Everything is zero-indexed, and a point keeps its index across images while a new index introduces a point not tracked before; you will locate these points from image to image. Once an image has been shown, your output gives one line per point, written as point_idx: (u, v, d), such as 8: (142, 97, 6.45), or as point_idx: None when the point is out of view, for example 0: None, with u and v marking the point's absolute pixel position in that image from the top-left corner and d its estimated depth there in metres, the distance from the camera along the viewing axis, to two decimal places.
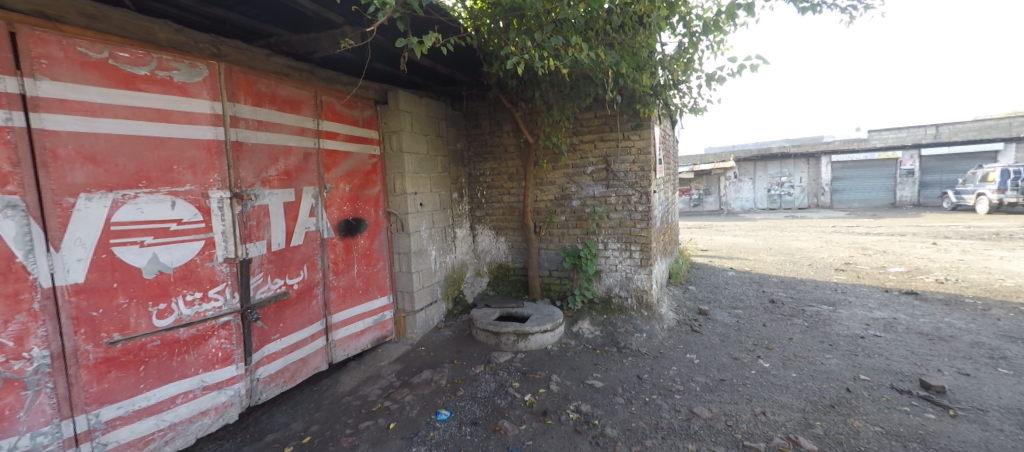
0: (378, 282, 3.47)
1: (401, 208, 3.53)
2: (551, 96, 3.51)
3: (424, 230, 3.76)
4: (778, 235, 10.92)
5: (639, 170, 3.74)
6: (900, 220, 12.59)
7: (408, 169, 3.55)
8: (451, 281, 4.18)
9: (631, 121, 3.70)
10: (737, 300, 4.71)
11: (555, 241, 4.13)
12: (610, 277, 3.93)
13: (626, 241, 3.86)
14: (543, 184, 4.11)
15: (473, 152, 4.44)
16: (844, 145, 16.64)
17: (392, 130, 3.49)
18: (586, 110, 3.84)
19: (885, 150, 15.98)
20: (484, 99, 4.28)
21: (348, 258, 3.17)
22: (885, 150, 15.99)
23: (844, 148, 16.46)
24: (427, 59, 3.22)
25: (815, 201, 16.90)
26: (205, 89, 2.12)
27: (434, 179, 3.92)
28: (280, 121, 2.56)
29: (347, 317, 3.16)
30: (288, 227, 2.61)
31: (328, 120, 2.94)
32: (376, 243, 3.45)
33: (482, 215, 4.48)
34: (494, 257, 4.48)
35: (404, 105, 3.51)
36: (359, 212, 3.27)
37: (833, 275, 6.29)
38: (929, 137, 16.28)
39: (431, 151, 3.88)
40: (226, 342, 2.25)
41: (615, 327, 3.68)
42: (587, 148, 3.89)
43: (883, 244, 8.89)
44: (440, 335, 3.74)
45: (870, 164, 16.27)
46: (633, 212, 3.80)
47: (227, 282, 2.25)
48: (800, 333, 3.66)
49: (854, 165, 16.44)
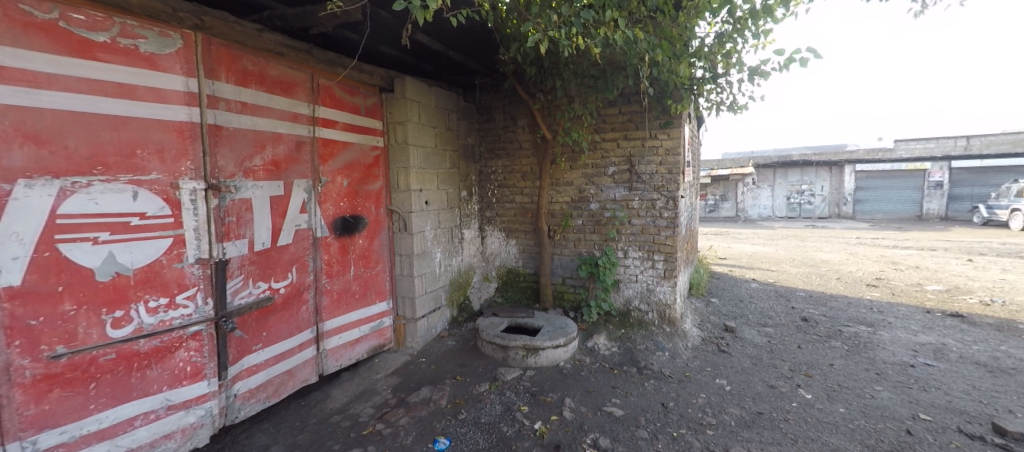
0: (377, 286, 3.18)
1: (404, 206, 3.24)
2: (572, 87, 3.18)
3: (429, 231, 3.46)
4: (800, 245, 10.44)
5: (666, 172, 3.39)
6: (928, 235, 11.99)
7: (414, 164, 3.25)
8: (457, 286, 3.87)
9: (660, 118, 3.35)
10: (765, 317, 4.32)
11: (570, 247, 3.81)
12: (629, 289, 3.60)
13: (648, 250, 3.51)
14: (559, 184, 3.78)
15: (485, 148, 4.12)
16: (869, 155, 16.01)
17: (398, 120, 3.19)
18: (611, 105, 3.51)
19: (913, 161, 15.34)
20: (498, 91, 3.96)
21: (344, 260, 2.88)
22: (914, 161, 15.36)
23: (868, 158, 15.85)
24: (438, 44, 2.92)
25: (836, 211, 16.36)
26: (178, 62, 1.83)
27: (442, 176, 3.62)
28: (269, 105, 2.26)
29: (341, 325, 2.89)
30: (274, 224, 2.33)
31: (326, 107, 2.65)
32: (376, 244, 3.16)
33: (493, 215, 4.17)
34: (504, 261, 4.17)
35: (412, 94, 3.21)
36: (358, 209, 2.99)
37: (865, 292, 5.86)
38: (959, 150, 15.84)
39: (439, 145, 3.58)
40: (196, 355, 1.97)
41: (635, 344, 3.34)
42: (609, 147, 3.55)
43: (914, 259, 8.37)
44: (442, 346, 3.43)
45: (898, 177, 15.68)
46: (657, 218, 3.46)
47: (199, 287, 1.96)
48: (841, 358, 3.27)
49: (881, 175, 15.81)
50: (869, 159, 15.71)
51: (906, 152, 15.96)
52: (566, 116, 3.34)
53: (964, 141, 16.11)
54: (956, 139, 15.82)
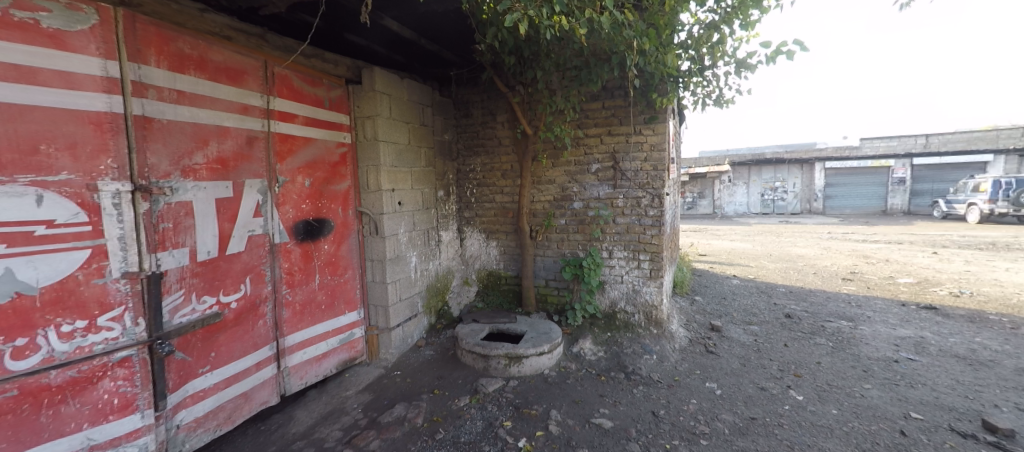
0: (345, 294, 2.93)
1: (374, 207, 2.99)
2: (554, 79, 2.99)
3: (403, 234, 3.22)
4: (776, 241, 10.64)
5: (651, 168, 3.26)
6: (892, 227, 12.45)
7: (385, 161, 3.00)
8: (435, 292, 3.65)
9: (644, 112, 3.22)
10: (750, 314, 4.27)
11: (553, 248, 3.65)
12: (615, 290, 3.46)
13: (634, 249, 3.38)
14: (541, 182, 3.61)
15: (462, 145, 3.91)
16: (837, 153, 16.54)
17: (367, 114, 2.94)
18: (593, 99, 3.36)
19: (878, 158, 15.94)
20: (476, 85, 3.75)
21: (307, 268, 2.62)
22: (879, 158, 15.97)
23: (836, 156, 16.40)
24: (410, 32, 2.70)
25: (808, 207, 16.93)
26: (93, 40, 1.54)
27: (416, 175, 3.39)
28: (213, 95, 1.97)
29: (304, 338, 2.63)
30: (222, 230, 2.06)
31: (282, 98, 2.38)
32: (343, 249, 2.91)
33: (472, 215, 3.97)
34: (484, 263, 3.97)
35: (382, 86, 2.96)
36: (323, 211, 2.72)
37: (842, 286, 5.94)
38: (919, 147, 16.58)
39: (413, 142, 3.34)
40: (125, 385, 1.69)
41: (621, 347, 3.21)
42: (592, 143, 3.40)
43: (884, 253, 8.63)
44: (419, 356, 3.20)
45: (863, 172, 16.28)
46: (642, 216, 3.33)
47: (127, 306, 1.68)
48: (828, 356, 3.23)
49: (849, 173, 16.40)
50: (838, 157, 16.21)
51: (870, 149, 16.61)
52: (549, 115, 3.15)
53: (922, 136, 16.86)
54: (915, 137, 16.51)
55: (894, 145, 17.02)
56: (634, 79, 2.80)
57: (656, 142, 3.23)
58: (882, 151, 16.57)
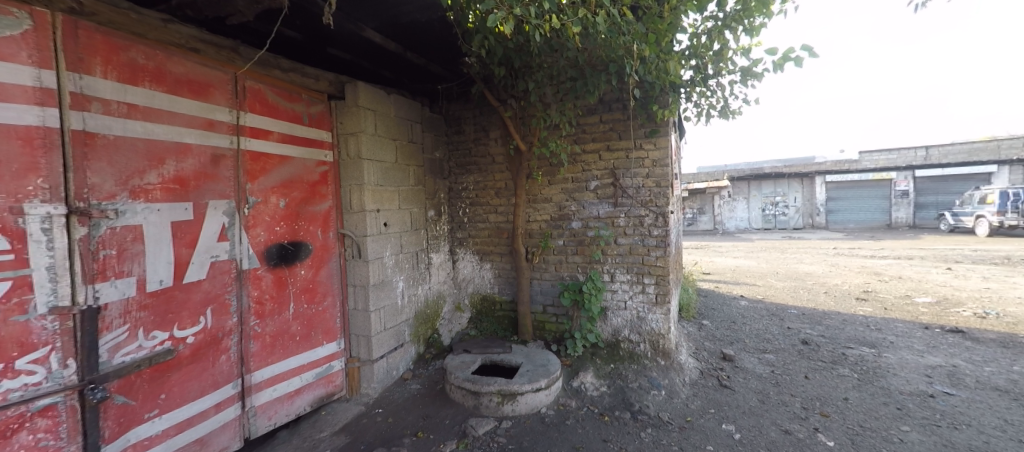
0: (324, 324, 2.71)
1: (358, 229, 2.80)
2: (549, 91, 2.82)
3: (389, 257, 3.02)
4: (780, 257, 10.31)
5: (653, 185, 3.06)
6: (902, 243, 12.08)
7: (369, 180, 2.83)
8: (424, 319, 3.42)
9: (644, 127, 3.05)
10: (763, 341, 3.97)
11: (551, 270, 3.42)
12: (617, 317, 3.22)
13: (638, 273, 3.15)
14: (536, 201, 3.41)
15: (454, 163, 3.75)
16: (840, 169, 16.30)
17: (351, 131, 2.79)
18: (590, 113, 3.20)
19: (880, 171, 15.64)
20: (467, 101, 3.64)
21: (279, 296, 2.40)
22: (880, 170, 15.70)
23: (840, 172, 16.15)
24: (395, 44, 2.57)
25: (810, 221, 16.56)
26: (25, 48, 1.36)
27: (404, 195, 3.21)
28: (172, 109, 1.80)
29: (275, 374, 2.39)
30: (178, 256, 1.86)
31: (254, 113, 2.21)
32: (323, 274, 2.70)
33: (464, 236, 3.77)
34: (477, 287, 3.75)
35: (367, 102, 2.82)
36: (300, 233, 2.53)
37: (856, 307, 5.61)
38: (918, 158, 16.32)
39: (401, 160, 3.18)
40: (47, 438, 1.47)
41: (625, 381, 2.94)
42: (590, 159, 3.22)
43: (895, 270, 8.28)
44: (404, 391, 2.94)
45: (868, 187, 15.97)
46: (646, 236, 3.11)
47: (54, 346, 1.47)
48: (855, 391, 2.93)
49: (850, 185, 16.13)
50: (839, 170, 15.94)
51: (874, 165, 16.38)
52: (543, 130, 2.98)
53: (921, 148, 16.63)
54: (915, 149, 16.17)
55: (894, 157, 16.77)
56: (635, 91, 2.65)
57: (659, 157, 3.04)
58: (882, 163, 16.34)
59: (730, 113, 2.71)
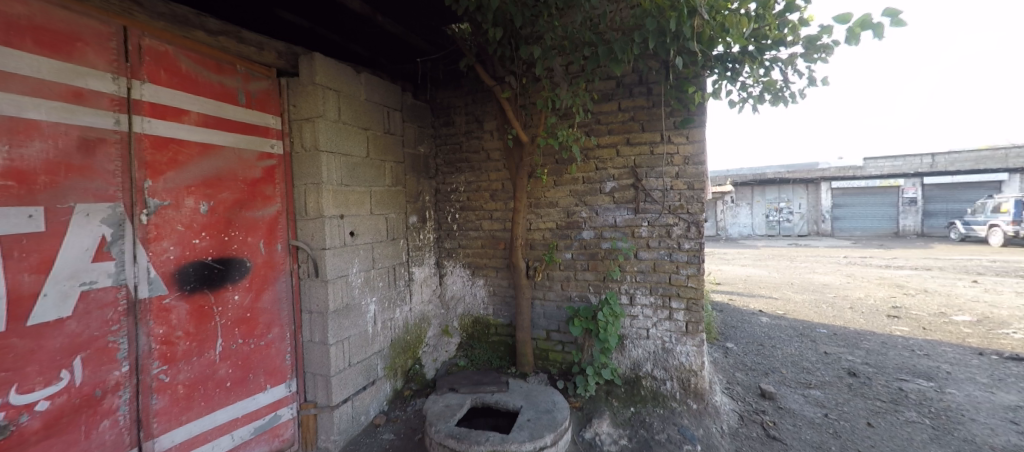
0: (267, 363, 2.10)
1: (314, 241, 2.20)
2: (559, 66, 2.24)
3: (356, 275, 2.42)
4: (791, 266, 9.73)
5: (683, 186, 2.49)
6: (915, 252, 11.50)
7: (329, 178, 2.23)
8: (403, 347, 2.82)
9: (676, 115, 2.47)
10: (804, 371, 3.38)
11: (556, 288, 2.86)
12: (638, 348, 2.64)
13: (663, 294, 2.57)
14: (540, 205, 2.84)
15: (443, 160, 3.18)
16: (844, 172, 15.78)
17: (306, 115, 2.19)
18: (605, 99, 2.63)
19: (886, 178, 15.06)
20: (457, 87, 3.07)
21: (199, 332, 1.80)
22: (887, 178, 15.06)
23: (842, 175, 15.50)
24: (361, 4, 1.98)
25: (816, 228, 16.00)
26: None
27: (379, 198, 2.62)
28: (3, 68, 1.21)
29: (191, 436, 1.78)
30: (16, 287, 1.26)
31: (158, 84, 1.62)
32: (266, 299, 2.10)
33: (454, 246, 3.20)
34: (468, 308, 3.18)
35: (328, 80, 2.23)
36: (231, 247, 1.93)
37: (890, 326, 5.04)
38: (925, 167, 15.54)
39: (375, 154, 2.59)
40: None
41: (651, 432, 2.33)
42: (606, 155, 2.65)
43: (918, 282, 7.70)
44: (374, 443, 2.33)
45: (873, 193, 15.34)
46: (673, 250, 2.54)
47: None
48: (937, 446, 2.35)
49: (857, 193, 15.54)
50: (845, 177, 15.38)
51: (878, 168, 15.83)
52: (553, 119, 2.38)
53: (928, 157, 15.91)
54: (921, 156, 15.63)
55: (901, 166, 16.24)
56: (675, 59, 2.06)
57: (693, 154, 2.45)
58: (888, 169, 15.79)
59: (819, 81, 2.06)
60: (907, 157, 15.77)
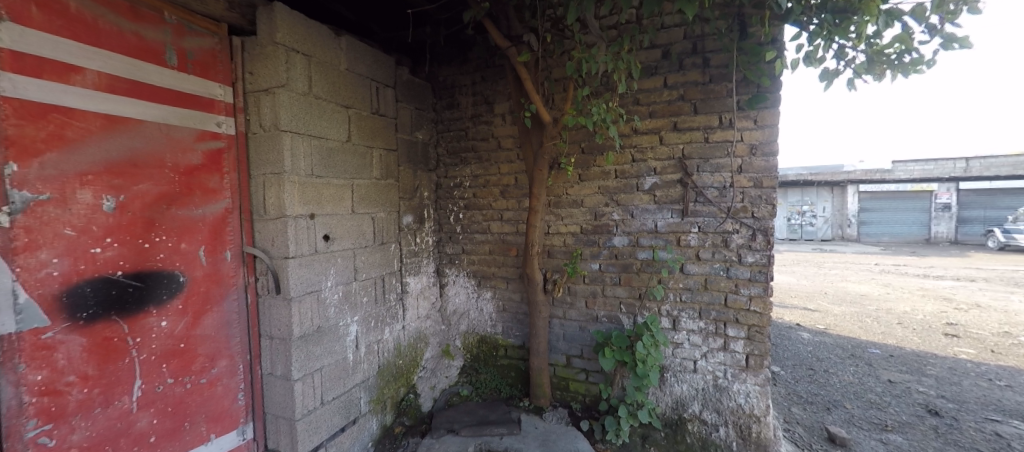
0: (210, 407, 1.62)
1: (275, 247, 1.72)
2: (595, 22, 1.70)
3: (332, 290, 1.92)
4: (819, 275, 9.00)
5: (747, 184, 1.95)
6: (955, 261, 10.64)
7: (295, 167, 1.73)
8: (393, 375, 2.32)
9: (746, 92, 1.91)
10: (872, 407, 2.84)
11: (579, 306, 2.36)
12: (681, 385, 2.12)
13: (715, 318, 2.05)
14: (561, 205, 2.34)
15: (444, 149, 2.67)
16: (868, 174, 14.87)
17: (265, 85, 1.69)
18: (649, 74, 2.10)
19: (921, 181, 14.16)
20: (464, 62, 2.56)
21: (104, 375, 1.32)
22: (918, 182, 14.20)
23: (865, 177, 14.65)
24: None
25: (840, 233, 15.08)
26: None
27: (364, 193, 2.12)
28: None
29: None
30: None
31: (26, 26, 1.12)
32: (208, 324, 1.60)
33: (457, 252, 2.70)
34: (473, 325, 2.69)
35: (295, 40, 1.72)
36: (155, 258, 1.44)
37: (953, 348, 4.42)
38: (958, 171, 14.59)
39: (360, 138, 2.09)
40: None
41: None
42: (646, 143, 2.13)
43: (966, 296, 6.97)
44: None
45: (902, 196, 14.48)
46: (731, 264, 2.01)
47: None
48: None
49: (886, 196, 14.64)
50: (871, 181, 14.52)
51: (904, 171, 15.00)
52: (585, 91, 1.84)
53: (960, 162, 14.81)
54: (954, 160, 14.71)
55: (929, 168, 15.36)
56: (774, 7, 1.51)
57: (763, 141, 1.90)
58: (918, 174, 14.93)
59: (958, 42, 1.50)
60: (937, 161, 14.88)
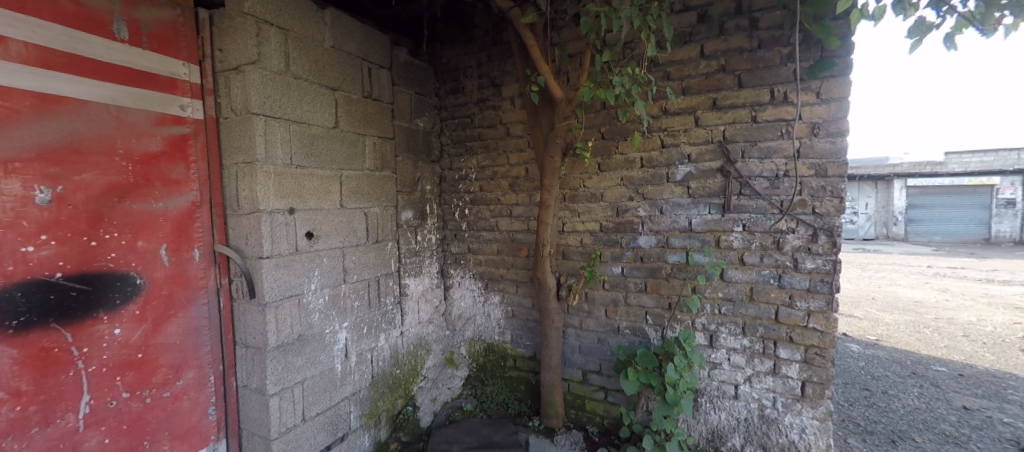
0: (175, 423, 1.45)
1: (249, 246, 1.52)
2: None
3: (316, 294, 1.72)
4: (862, 277, 8.02)
5: (806, 172, 1.58)
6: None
7: (270, 155, 1.53)
8: (388, 386, 2.11)
9: (807, 57, 1.54)
10: (950, 442, 2.26)
11: (599, 315, 2.06)
12: (718, 412, 1.79)
13: (762, 335, 1.70)
14: (577, 200, 2.05)
15: (449, 138, 2.43)
16: (916, 166, 12.62)
17: (234, 63, 1.50)
18: (684, 41, 1.76)
19: (977, 175, 11.74)
20: (469, 41, 2.31)
21: (43, 390, 1.16)
22: (974, 176, 11.76)
23: (915, 170, 12.35)
24: None
25: (885, 232, 12.59)
26: None
27: (354, 186, 1.90)
28: None
29: None
30: None
31: None
32: (170, 332, 1.43)
33: (463, 251, 2.46)
34: (479, 331, 2.45)
35: (266, 10, 1.52)
36: (105, 258, 1.27)
37: None
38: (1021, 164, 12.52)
39: (349, 125, 1.87)
40: None
41: None
42: (678, 126, 1.80)
43: None
44: None
45: (956, 190, 11.96)
46: (784, 270, 1.65)
47: None
48: None
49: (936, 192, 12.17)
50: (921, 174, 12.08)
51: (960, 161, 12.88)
52: (605, 57, 1.53)
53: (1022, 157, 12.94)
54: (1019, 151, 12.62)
55: (990, 160, 13.00)
56: None
57: (829, 118, 1.53)
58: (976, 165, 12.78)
59: None
60: (998, 152, 12.76)
